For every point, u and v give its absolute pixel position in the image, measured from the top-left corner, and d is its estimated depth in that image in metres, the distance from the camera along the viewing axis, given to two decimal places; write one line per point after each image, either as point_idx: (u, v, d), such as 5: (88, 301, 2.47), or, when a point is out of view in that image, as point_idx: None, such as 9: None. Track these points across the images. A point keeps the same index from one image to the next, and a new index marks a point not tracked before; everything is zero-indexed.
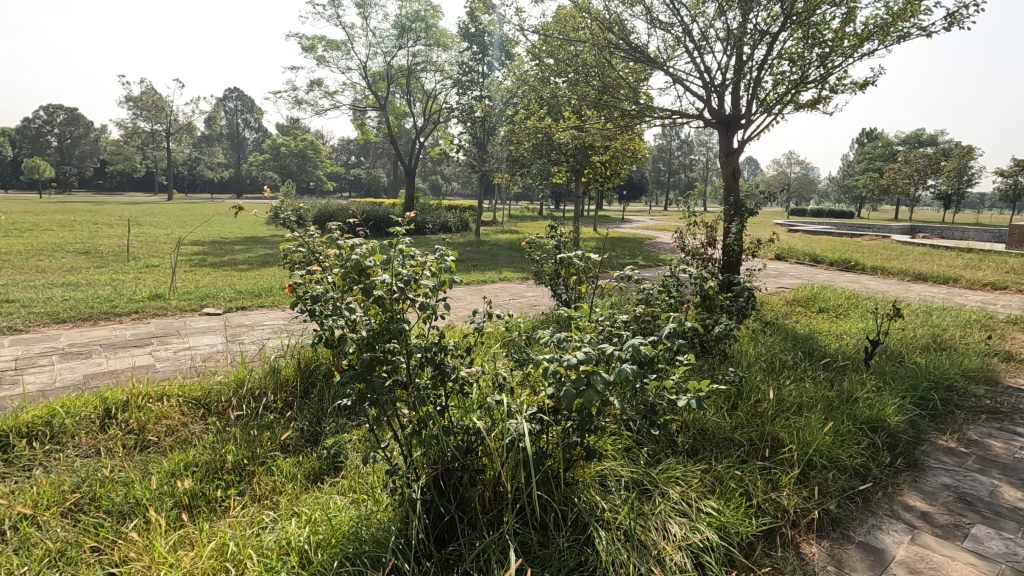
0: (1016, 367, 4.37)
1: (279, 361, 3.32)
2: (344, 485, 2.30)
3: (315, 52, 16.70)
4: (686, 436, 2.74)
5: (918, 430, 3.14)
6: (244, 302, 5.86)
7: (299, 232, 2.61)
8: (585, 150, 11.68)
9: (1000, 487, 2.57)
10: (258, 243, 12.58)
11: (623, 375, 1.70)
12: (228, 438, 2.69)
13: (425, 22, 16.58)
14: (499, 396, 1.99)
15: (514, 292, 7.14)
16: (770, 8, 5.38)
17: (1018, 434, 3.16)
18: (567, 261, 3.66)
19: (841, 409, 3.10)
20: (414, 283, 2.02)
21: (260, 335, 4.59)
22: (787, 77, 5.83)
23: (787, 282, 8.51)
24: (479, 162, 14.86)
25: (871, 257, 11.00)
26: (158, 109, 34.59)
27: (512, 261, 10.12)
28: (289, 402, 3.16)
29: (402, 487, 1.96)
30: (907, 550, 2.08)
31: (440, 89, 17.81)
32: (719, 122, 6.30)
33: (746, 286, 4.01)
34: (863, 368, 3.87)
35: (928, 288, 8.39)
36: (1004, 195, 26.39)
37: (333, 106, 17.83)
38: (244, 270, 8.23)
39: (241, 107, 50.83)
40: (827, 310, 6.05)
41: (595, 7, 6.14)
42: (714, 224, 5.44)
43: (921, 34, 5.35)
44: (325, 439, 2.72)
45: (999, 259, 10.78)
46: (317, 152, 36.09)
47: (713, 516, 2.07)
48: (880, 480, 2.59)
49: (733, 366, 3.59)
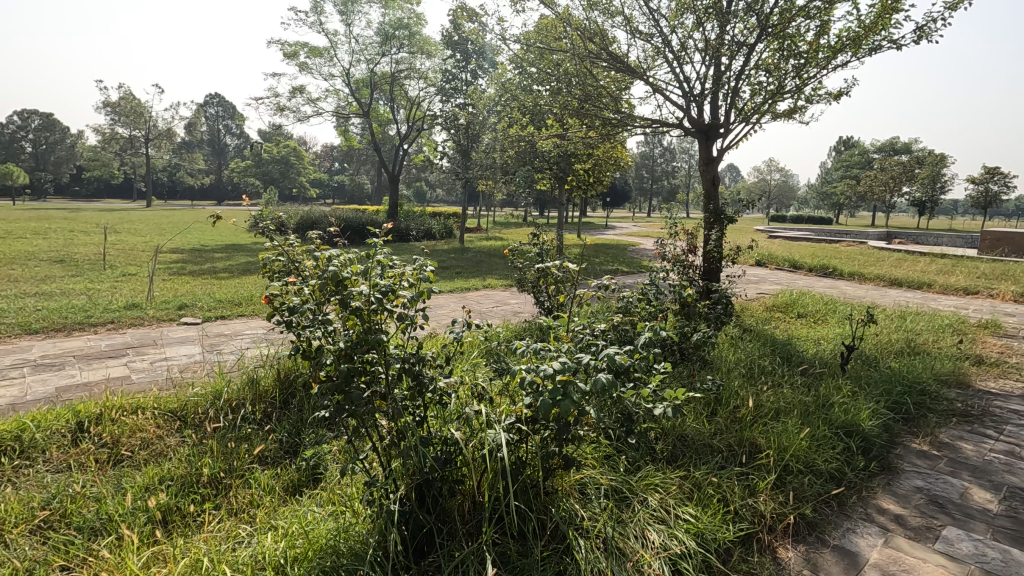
0: (986, 371, 4.48)
1: (258, 371, 3.28)
2: (323, 497, 2.28)
3: (297, 58, 16.60)
4: (665, 443, 2.76)
5: (892, 433, 3.21)
6: (224, 311, 5.78)
7: (278, 241, 2.58)
8: (568, 158, 11.79)
9: (970, 489, 2.63)
10: (238, 250, 12.43)
11: (599, 386, 1.72)
12: (204, 451, 2.64)
13: (409, 30, 16.61)
14: (477, 406, 2.00)
15: (498, 299, 7.15)
16: (746, 20, 5.47)
17: (987, 436, 3.25)
18: (546, 270, 3.68)
19: (817, 413, 3.15)
20: (393, 293, 2.02)
21: (240, 345, 4.54)
22: (764, 87, 5.94)
23: (766, 287, 8.66)
24: (464, 169, 14.89)
25: (849, 263, 11.23)
26: (137, 115, 34.14)
27: (496, 269, 10.14)
28: (268, 413, 3.12)
29: (380, 498, 1.95)
30: (880, 552, 2.12)
31: (423, 96, 17.84)
32: (698, 130, 6.41)
33: (724, 294, 4.07)
34: (839, 373, 3.94)
35: (903, 293, 8.58)
36: (976, 201, 27.15)
37: (315, 113, 17.76)
38: (225, 279, 8.12)
39: (222, 113, 50.16)
40: (806, 316, 6.16)
41: (576, 17, 6.19)
42: (695, 231, 5.49)
43: (892, 46, 5.49)
44: (304, 450, 2.70)
45: (972, 264, 11.05)
46: (300, 159, 35.86)
47: (690, 523, 2.09)
48: (855, 484, 2.63)
49: (712, 372, 3.64)
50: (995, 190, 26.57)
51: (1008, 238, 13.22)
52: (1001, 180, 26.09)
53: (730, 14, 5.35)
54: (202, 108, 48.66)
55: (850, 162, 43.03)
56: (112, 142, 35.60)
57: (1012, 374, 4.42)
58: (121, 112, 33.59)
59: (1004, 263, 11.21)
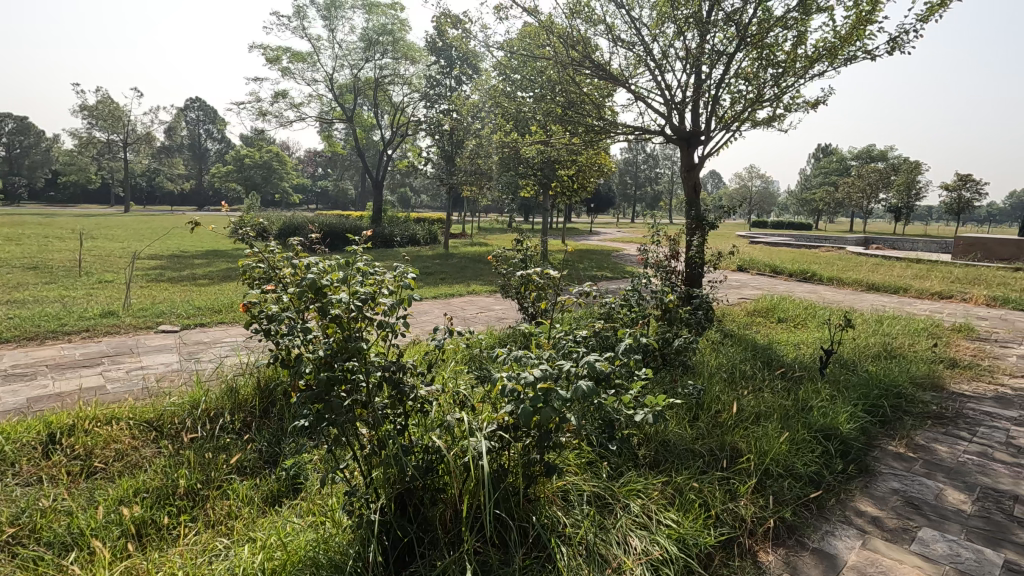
0: (960, 374, 4.58)
1: (237, 380, 3.23)
2: (303, 507, 2.25)
3: (280, 63, 16.50)
4: (648, 449, 2.77)
5: (869, 437, 3.26)
6: (203, 318, 5.69)
7: (259, 247, 2.56)
8: (551, 165, 11.88)
9: (944, 490, 2.68)
10: (219, 256, 12.27)
11: (581, 393, 1.72)
12: (181, 462, 2.59)
13: (393, 35, 16.61)
14: (459, 414, 1.99)
15: (482, 305, 7.15)
16: (726, 29, 5.55)
17: (961, 438, 3.32)
18: (528, 276, 3.70)
19: (797, 417, 3.19)
20: (373, 301, 2.01)
21: (219, 353, 4.47)
22: (743, 95, 6.04)
23: (748, 293, 8.76)
24: (447, 174, 14.87)
25: (827, 268, 11.43)
26: (115, 119, 33.54)
27: (480, 274, 10.13)
28: (248, 422, 3.07)
29: (360, 508, 1.93)
30: (858, 555, 2.14)
31: (407, 102, 17.83)
32: (680, 137, 6.48)
33: (705, 299, 4.11)
34: (818, 377, 3.99)
35: (880, 297, 8.75)
36: (949, 208, 27.83)
37: (298, 118, 17.66)
38: (204, 286, 8.01)
39: (202, 117, 49.55)
40: (786, 320, 6.24)
41: (559, 24, 6.23)
42: (677, 237, 5.54)
43: (867, 57, 5.62)
44: (284, 460, 2.66)
45: (946, 269, 11.30)
46: (283, 164, 35.55)
47: (672, 528, 2.11)
48: (834, 487, 2.67)
49: (694, 377, 3.66)
50: (967, 197, 27.26)
51: (980, 244, 13.56)
52: (973, 186, 26.79)
53: (710, 23, 5.42)
54: (183, 112, 48.09)
55: (828, 170, 43.93)
56: (89, 146, 34.93)
57: (984, 376, 4.52)
58: (99, 116, 32.99)
59: (976, 268, 11.48)
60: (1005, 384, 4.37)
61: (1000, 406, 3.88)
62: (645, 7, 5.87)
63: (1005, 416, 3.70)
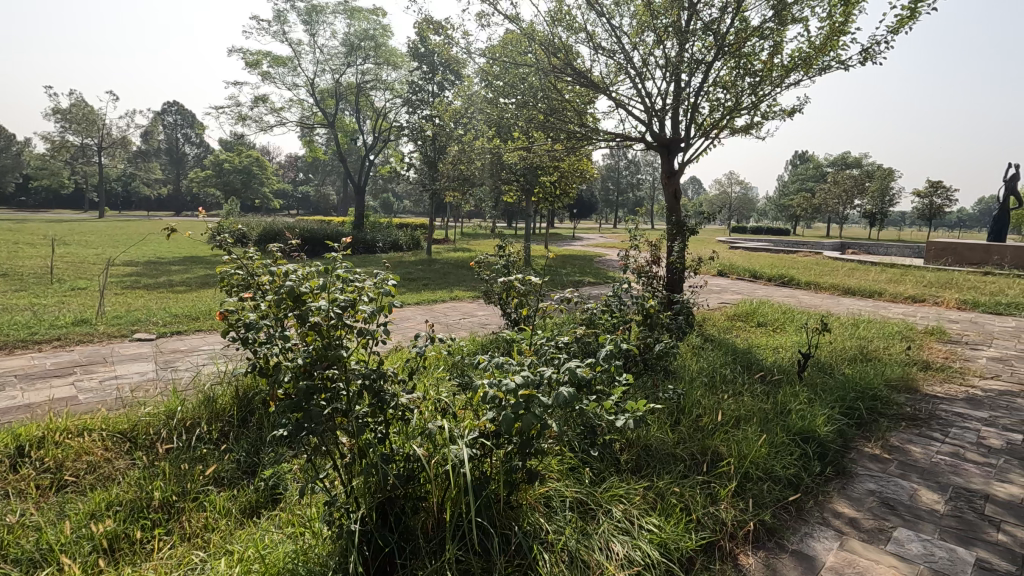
0: (933, 376, 4.69)
1: (215, 390, 3.18)
2: (282, 518, 2.21)
3: (259, 67, 16.33)
4: (630, 454, 2.78)
5: (846, 438, 3.33)
6: (179, 326, 5.59)
7: (237, 254, 2.52)
8: (534, 171, 11.94)
9: (918, 490, 2.74)
10: (196, 263, 12.05)
11: (562, 400, 1.73)
12: (156, 474, 2.53)
13: (375, 41, 16.57)
14: (441, 421, 1.99)
15: (465, 311, 7.14)
16: (704, 38, 5.64)
17: (934, 439, 3.39)
18: (509, 283, 3.70)
19: (775, 421, 3.23)
20: (353, 308, 1.99)
21: (196, 361, 4.39)
22: (722, 103, 6.14)
23: (728, 297, 8.88)
24: (430, 180, 14.86)
25: (804, 273, 11.64)
26: (89, 122, 32.86)
27: (463, 280, 10.10)
28: (225, 432, 3.00)
29: (340, 518, 1.91)
30: (836, 556, 2.18)
31: (390, 107, 17.79)
32: (660, 145, 6.55)
33: (686, 305, 4.14)
34: (797, 380, 4.04)
35: (856, 301, 8.92)
36: (921, 213, 28.56)
37: (278, 123, 17.50)
38: (181, 293, 7.86)
39: (180, 120, 48.76)
40: (765, 325, 6.33)
41: (540, 32, 6.27)
42: (658, 243, 5.60)
43: (841, 67, 5.75)
44: (262, 470, 2.62)
45: (919, 273, 11.57)
46: (263, 169, 35.13)
47: (654, 533, 2.11)
48: (812, 489, 2.71)
49: (675, 382, 3.69)
50: (938, 203, 28.06)
51: (951, 249, 13.91)
52: (944, 193, 27.57)
53: (689, 33, 5.50)
54: (160, 116, 47.37)
55: (805, 176, 44.82)
56: (62, 151, 34.15)
57: (955, 378, 4.64)
58: (71, 119, 32.34)
59: (948, 273, 11.78)
60: (976, 385, 4.49)
61: (971, 407, 3.99)
62: (625, 16, 5.94)
63: (976, 416, 3.80)
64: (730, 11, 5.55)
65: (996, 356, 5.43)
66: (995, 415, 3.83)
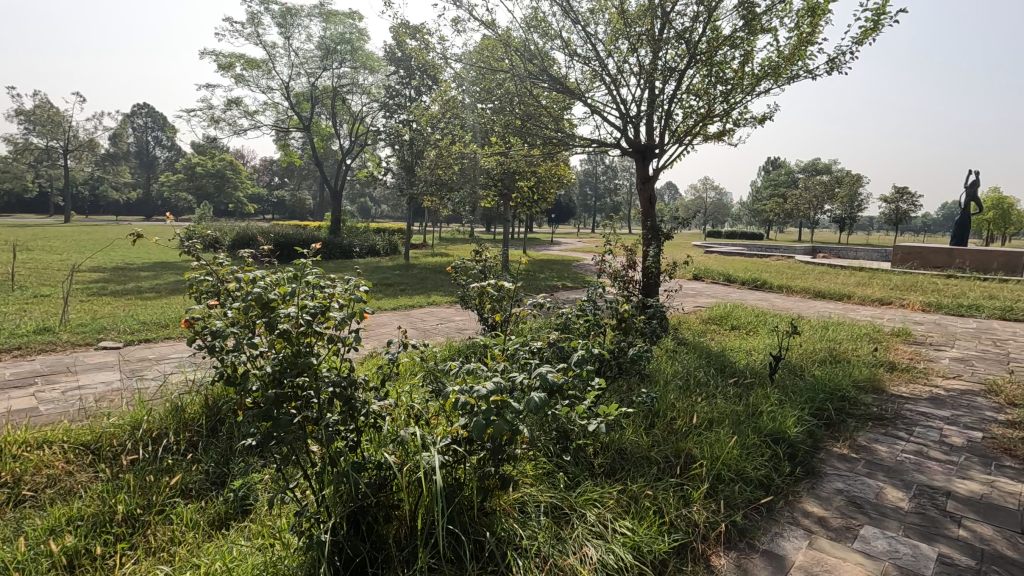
0: (899, 376, 4.82)
1: (183, 399, 3.11)
2: (251, 530, 2.17)
3: (233, 70, 16.08)
4: (605, 457, 2.79)
5: (816, 439, 3.40)
6: (148, 333, 5.45)
7: (206, 260, 2.48)
8: (511, 176, 11.98)
9: (884, 488, 2.82)
10: (166, 268, 11.79)
11: (533, 405, 1.74)
12: (120, 486, 2.46)
13: (351, 45, 16.45)
14: (413, 428, 1.98)
15: (441, 316, 7.11)
16: (677, 46, 5.73)
17: (899, 438, 3.49)
18: (484, 289, 3.70)
19: (747, 423, 3.29)
20: (323, 314, 1.97)
21: (164, 370, 4.28)
22: (695, 110, 6.25)
23: (703, 301, 9.02)
24: (408, 184, 14.79)
25: (777, 276, 11.90)
26: (54, 124, 31.90)
27: (441, 285, 10.05)
28: (193, 443, 2.93)
29: (311, 528, 1.88)
30: (805, 555, 2.21)
31: (366, 112, 17.69)
32: (636, 151, 6.63)
33: (660, 309, 4.19)
34: (768, 383, 4.12)
35: (826, 304, 9.14)
36: (889, 218, 29.37)
37: (252, 126, 17.26)
38: (150, 299, 7.69)
39: (151, 123, 47.98)
40: (739, 328, 6.45)
41: (516, 38, 6.30)
42: (634, 247, 5.64)
43: (808, 76, 5.90)
44: (231, 481, 2.56)
45: (886, 277, 11.93)
46: (236, 173, 34.52)
47: (627, 536, 2.13)
48: (782, 489, 2.76)
49: (650, 385, 3.73)
50: (904, 208, 28.95)
51: (917, 253, 14.35)
52: (909, 198, 28.49)
53: (663, 40, 5.58)
54: (129, 119, 46.38)
55: (777, 182, 45.90)
56: (25, 153, 33.03)
57: (920, 378, 4.78)
58: (35, 120, 31.35)
59: (914, 276, 12.13)
60: (939, 385, 4.63)
61: (934, 406, 4.11)
62: (599, 23, 6.01)
63: (939, 415, 3.91)
64: (702, 19, 5.65)
65: (958, 356, 5.62)
66: (957, 413, 3.96)
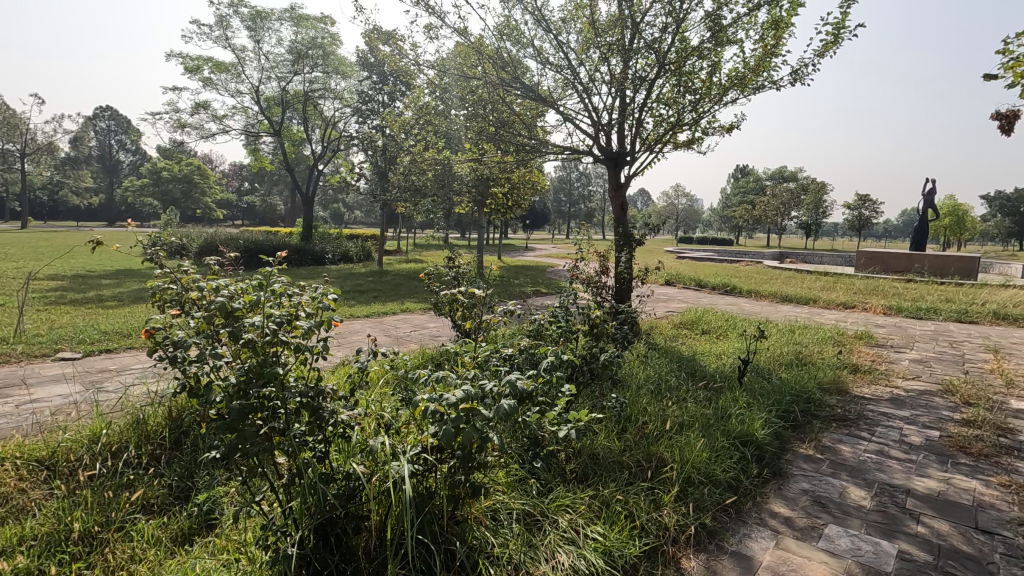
0: (861, 378, 4.97)
1: (145, 411, 3.02)
2: (216, 545, 2.11)
3: (200, 73, 15.75)
4: (577, 463, 2.81)
5: (782, 440, 3.48)
6: (109, 344, 5.27)
7: (169, 268, 2.41)
8: (486, 183, 12.00)
9: (847, 488, 2.90)
10: (130, 276, 11.45)
11: (502, 412, 1.74)
12: (77, 503, 2.36)
13: (323, 50, 16.28)
14: (383, 438, 1.96)
15: (415, 323, 7.05)
16: (647, 56, 5.83)
17: (862, 438, 3.60)
18: (454, 295, 3.70)
19: (716, 426, 3.34)
20: (290, 323, 1.94)
21: (126, 381, 4.14)
22: (665, 118, 6.37)
23: (674, 306, 9.17)
24: (381, 190, 14.68)
25: (746, 281, 12.17)
26: (10, 126, 30.57)
27: (414, 291, 9.97)
28: (156, 456, 2.85)
29: (277, 542, 1.84)
30: (772, 555, 2.26)
31: (339, 117, 17.53)
32: (608, 158, 6.72)
33: (632, 314, 4.24)
34: (737, 386, 4.21)
35: (793, 308, 9.38)
36: (852, 224, 30.35)
37: (221, 130, 16.92)
38: (112, 308, 7.43)
39: (114, 126, 46.65)
40: (709, 332, 6.57)
41: (488, 46, 6.30)
42: (606, 253, 5.71)
43: (773, 87, 6.08)
44: (196, 495, 2.50)
45: (850, 281, 12.33)
46: (205, 178, 33.72)
47: (598, 541, 2.14)
48: (750, 491, 2.81)
49: (622, 390, 3.77)
50: (866, 215, 29.95)
51: (879, 258, 14.82)
52: (871, 206, 29.54)
53: (633, 50, 5.67)
54: (91, 122, 45.00)
55: (746, 189, 47.10)
56: None
57: (882, 379, 4.94)
58: None
59: (876, 280, 12.56)
60: (899, 386, 4.79)
61: (894, 406, 4.25)
62: (571, 32, 6.09)
63: (898, 415, 4.05)
64: (670, 30, 5.77)
65: (917, 358, 5.83)
66: (916, 413, 4.10)
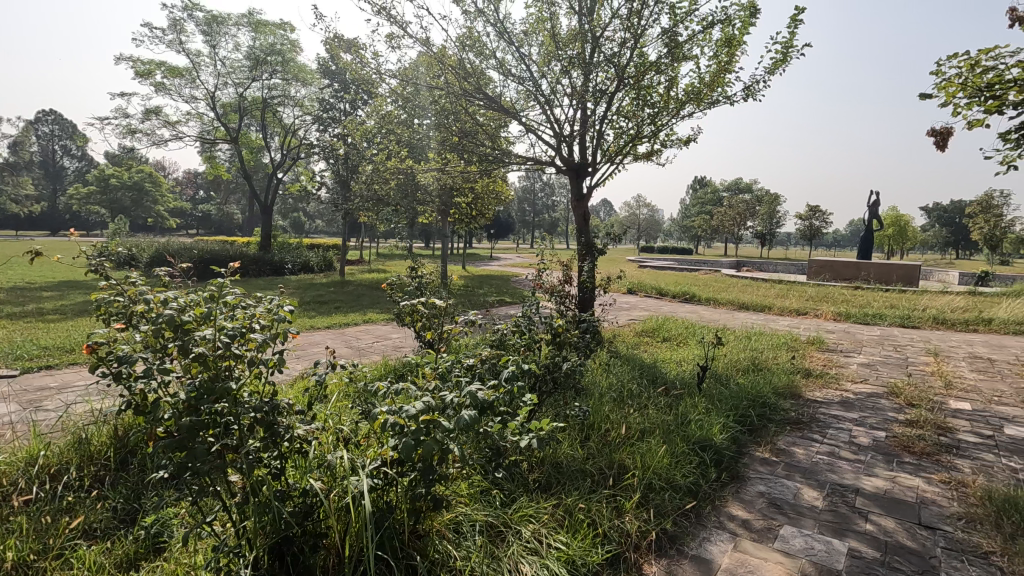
0: (813, 382, 5.16)
1: (87, 430, 2.87)
2: (164, 569, 2.01)
3: (152, 77, 15.22)
4: (540, 472, 2.81)
5: (740, 445, 3.57)
6: (49, 360, 4.98)
7: (115, 279, 2.30)
8: (450, 193, 11.97)
9: (801, 489, 2.99)
10: (74, 288, 10.91)
11: (463, 423, 1.73)
12: (10, 530, 2.22)
13: (282, 56, 15.94)
14: (342, 453, 1.93)
15: (377, 334, 6.94)
16: (607, 69, 5.95)
17: (815, 440, 3.73)
18: (416, 306, 3.66)
19: (676, 432, 3.41)
20: (244, 336, 1.89)
21: (68, 399, 3.92)
22: (625, 131, 6.51)
23: (636, 314, 9.33)
24: (343, 199, 14.45)
25: (705, 290, 12.49)
26: None
27: (376, 302, 9.82)
28: (99, 478, 2.71)
29: (229, 564, 1.77)
30: (730, 557, 2.31)
31: (299, 124, 17.21)
32: (570, 169, 6.81)
33: (594, 322, 4.28)
34: (696, 392, 4.30)
35: (750, 315, 9.68)
36: (804, 234, 31.60)
37: (174, 136, 16.36)
38: (53, 322, 7.04)
39: (59, 131, 44.55)
40: (669, 339, 6.71)
41: (450, 56, 6.30)
42: (569, 262, 5.77)
43: (727, 102, 6.29)
44: (143, 517, 2.39)
45: (802, 288, 12.82)
46: (157, 186, 32.47)
47: (561, 550, 2.15)
48: (709, 495, 2.87)
49: (584, 399, 3.80)
50: (817, 225, 31.26)
51: (829, 266, 15.46)
52: (821, 216, 30.84)
53: (593, 64, 5.78)
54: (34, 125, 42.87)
55: (704, 200, 48.47)
56: None
57: (832, 383, 5.14)
58: None
59: (827, 287, 13.09)
60: (848, 390, 5.00)
61: (844, 409, 4.43)
62: (533, 45, 6.16)
63: (848, 417, 4.22)
64: (629, 45, 5.91)
65: (864, 362, 6.10)
66: (864, 415, 4.28)
